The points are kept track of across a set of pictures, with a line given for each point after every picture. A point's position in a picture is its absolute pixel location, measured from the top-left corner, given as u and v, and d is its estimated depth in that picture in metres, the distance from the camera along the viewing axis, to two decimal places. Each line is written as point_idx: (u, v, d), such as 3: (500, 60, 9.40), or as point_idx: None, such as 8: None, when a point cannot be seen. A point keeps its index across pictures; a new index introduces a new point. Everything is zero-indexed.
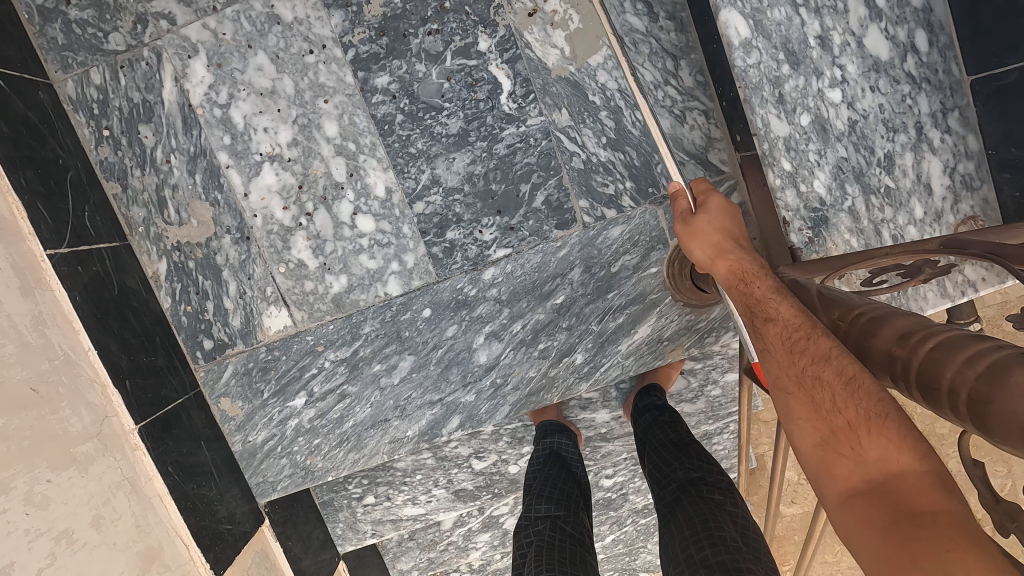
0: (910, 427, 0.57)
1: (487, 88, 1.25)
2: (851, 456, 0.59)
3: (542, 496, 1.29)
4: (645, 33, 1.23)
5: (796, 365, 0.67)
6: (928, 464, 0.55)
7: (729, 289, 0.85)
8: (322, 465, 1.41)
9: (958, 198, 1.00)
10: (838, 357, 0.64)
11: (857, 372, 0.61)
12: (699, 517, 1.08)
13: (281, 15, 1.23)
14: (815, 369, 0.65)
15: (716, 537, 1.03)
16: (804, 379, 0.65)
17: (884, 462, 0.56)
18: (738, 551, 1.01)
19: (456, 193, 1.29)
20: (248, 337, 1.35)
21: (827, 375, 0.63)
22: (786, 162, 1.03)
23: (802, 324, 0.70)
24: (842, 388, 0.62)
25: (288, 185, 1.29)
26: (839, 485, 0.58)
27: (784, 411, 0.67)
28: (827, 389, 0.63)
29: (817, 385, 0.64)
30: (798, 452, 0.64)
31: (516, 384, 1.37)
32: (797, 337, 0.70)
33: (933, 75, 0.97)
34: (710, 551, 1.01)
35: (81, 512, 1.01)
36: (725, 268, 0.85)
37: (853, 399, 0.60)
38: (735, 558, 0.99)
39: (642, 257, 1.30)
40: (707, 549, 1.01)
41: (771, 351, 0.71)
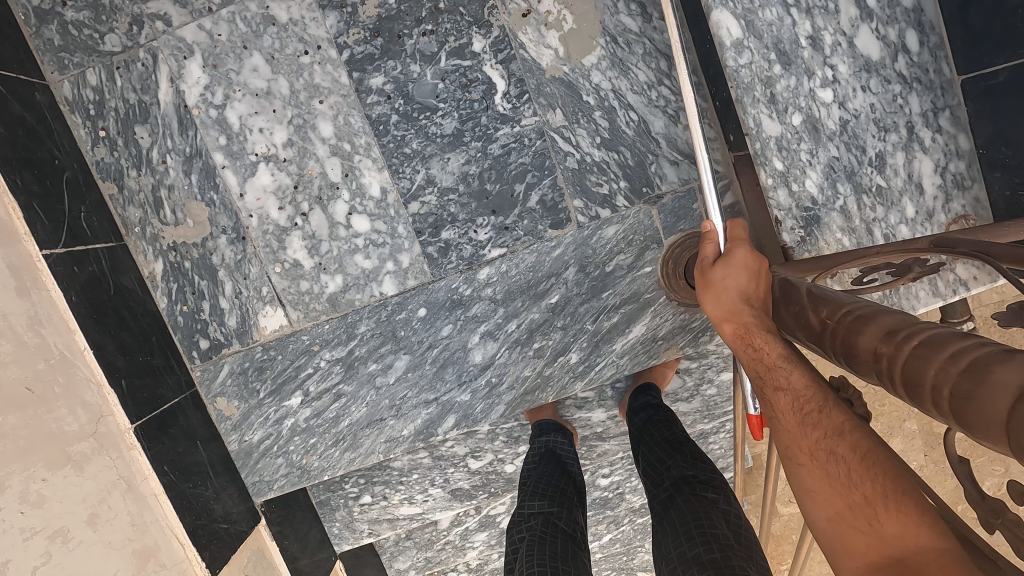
0: (925, 503, 0.55)
1: (481, 89, 1.25)
2: (869, 533, 0.57)
3: (535, 493, 1.30)
4: (639, 33, 1.24)
5: (807, 436, 0.65)
6: (949, 543, 0.53)
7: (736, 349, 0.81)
8: (318, 464, 1.41)
9: (949, 197, 1.01)
10: (853, 431, 0.62)
11: (873, 449, 0.59)
12: (692, 515, 1.08)
13: (277, 16, 1.23)
14: (827, 443, 0.63)
15: (709, 535, 1.03)
16: (817, 451, 0.63)
17: (904, 540, 0.54)
18: (730, 549, 1.01)
19: (450, 194, 1.29)
20: (244, 337, 1.35)
21: (840, 449, 0.62)
22: (778, 161, 1.03)
23: (814, 395, 0.68)
24: (860, 469, 0.59)
25: (283, 186, 1.29)
26: (861, 566, 0.56)
27: (797, 483, 0.65)
28: (841, 464, 0.61)
29: (830, 459, 0.62)
30: (816, 528, 0.62)
31: (511, 383, 1.37)
32: (808, 405, 0.67)
33: (924, 75, 0.98)
34: (702, 549, 1.01)
35: (77, 511, 1.02)
36: (732, 329, 0.83)
37: (867, 475, 0.59)
38: (727, 556, 0.99)
39: (636, 257, 1.30)
40: (699, 547, 1.02)
41: (782, 421, 0.69)
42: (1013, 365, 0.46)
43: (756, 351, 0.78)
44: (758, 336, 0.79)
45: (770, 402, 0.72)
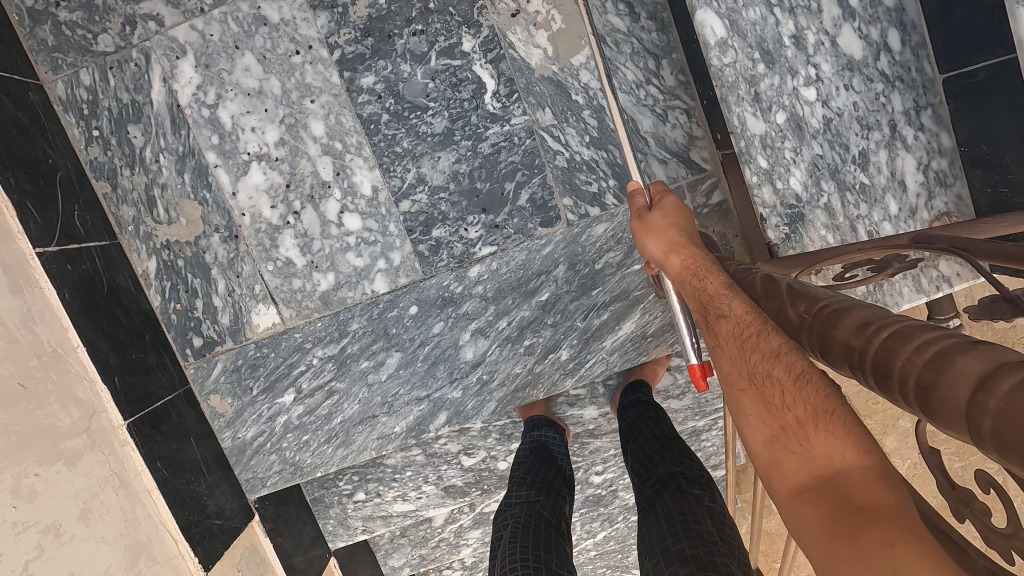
0: (853, 418, 0.60)
1: (471, 88, 1.27)
2: (800, 451, 0.62)
3: (522, 482, 1.31)
4: (627, 33, 1.25)
5: (749, 363, 0.72)
6: (871, 460, 0.58)
7: (686, 288, 0.90)
8: (311, 461, 1.42)
9: (932, 194, 1.02)
10: (789, 354, 0.68)
11: (807, 368, 0.66)
12: (678, 511, 1.09)
13: (268, 16, 1.25)
14: (765, 367, 0.69)
15: (693, 531, 1.04)
16: (757, 376, 0.70)
17: (830, 457, 0.60)
18: (714, 545, 1.02)
19: (441, 192, 1.31)
20: (237, 335, 1.36)
21: (777, 371, 0.68)
22: (763, 159, 1.04)
23: (755, 322, 0.75)
24: (793, 384, 0.66)
25: (275, 184, 1.30)
26: (793, 485, 0.61)
27: (740, 408, 0.71)
28: (777, 387, 0.67)
29: (768, 382, 0.68)
30: (754, 448, 0.68)
31: (502, 380, 1.38)
32: (751, 334, 0.74)
33: (906, 74, 0.99)
34: (686, 545, 1.03)
35: (69, 506, 1.03)
36: (678, 264, 0.90)
37: (800, 395, 0.65)
38: (710, 552, 1.00)
39: (625, 254, 1.31)
40: (683, 542, 1.03)
41: (727, 352, 0.76)
42: (975, 356, 0.47)
43: (701, 286, 0.87)
44: (703, 274, 0.88)
45: (716, 330, 0.80)
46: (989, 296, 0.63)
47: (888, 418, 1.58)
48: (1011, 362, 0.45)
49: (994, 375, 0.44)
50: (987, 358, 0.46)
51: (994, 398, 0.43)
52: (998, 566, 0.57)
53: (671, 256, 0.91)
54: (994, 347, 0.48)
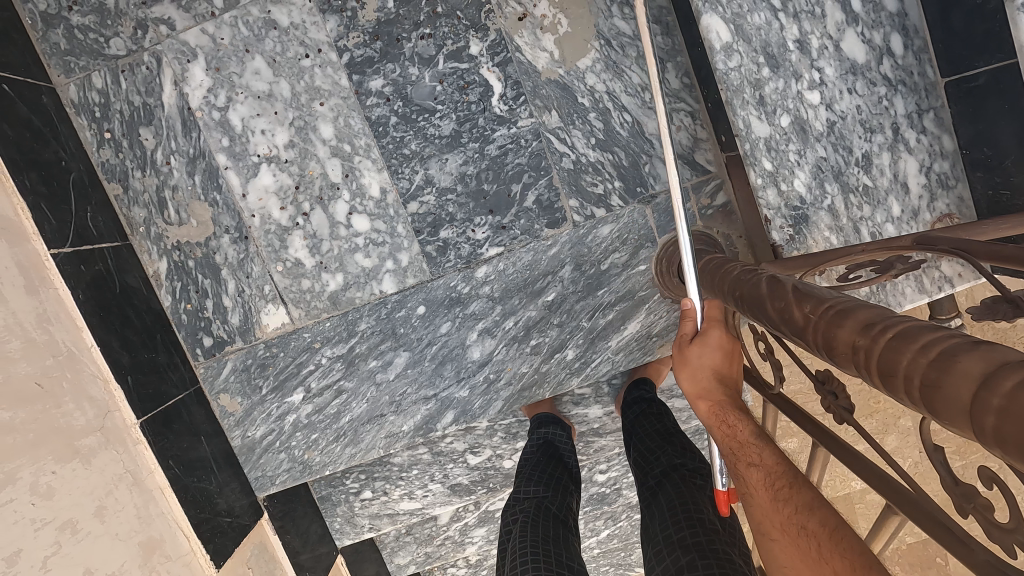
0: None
1: (478, 91, 1.28)
2: None
3: (529, 478, 1.34)
4: (632, 37, 1.26)
5: (780, 513, 0.65)
6: None
7: (711, 428, 0.78)
8: (319, 459, 1.44)
9: (934, 196, 1.04)
10: (825, 509, 0.62)
11: (842, 528, 0.59)
12: (680, 500, 1.11)
13: (278, 20, 1.26)
14: (801, 520, 0.63)
15: (694, 519, 1.06)
16: (789, 526, 0.64)
17: None
18: (715, 533, 1.03)
19: (449, 194, 1.32)
20: (247, 334, 1.38)
21: (814, 527, 0.61)
22: (767, 161, 1.05)
23: (785, 472, 0.67)
24: (830, 544, 0.59)
25: (285, 186, 1.32)
26: None
27: (773, 561, 0.65)
28: (813, 542, 0.61)
29: (804, 536, 0.62)
30: None
31: (509, 380, 1.40)
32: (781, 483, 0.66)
33: (909, 78, 1.01)
34: (688, 532, 1.04)
35: (85, 503, 1.04)
36: (709, 409, 0.78)
37: (838, 556, 0.58)
38: (711, 540, 1.02)
39: (631, 255, 1.33)
40: (685, 530, 1.05)
41: (753, 498, 0.69)
42: (978, 355, 0.49)
43: (731, 430, 0.75)
44: (733, 414, 0.76)
45: (740, 474, 0.72)
46: (990, 297, 0.64)
47: (888, 416, 1.60)
48: (1014, 361, 0.46)
49: (997, 374, 0.46)
50: (990, 357, 0.48)
51: (998, 395, 0.45)
52: (998, 559, 0.58)
53: (702, 400, 0.79)
54: (996, 346, 0.49)
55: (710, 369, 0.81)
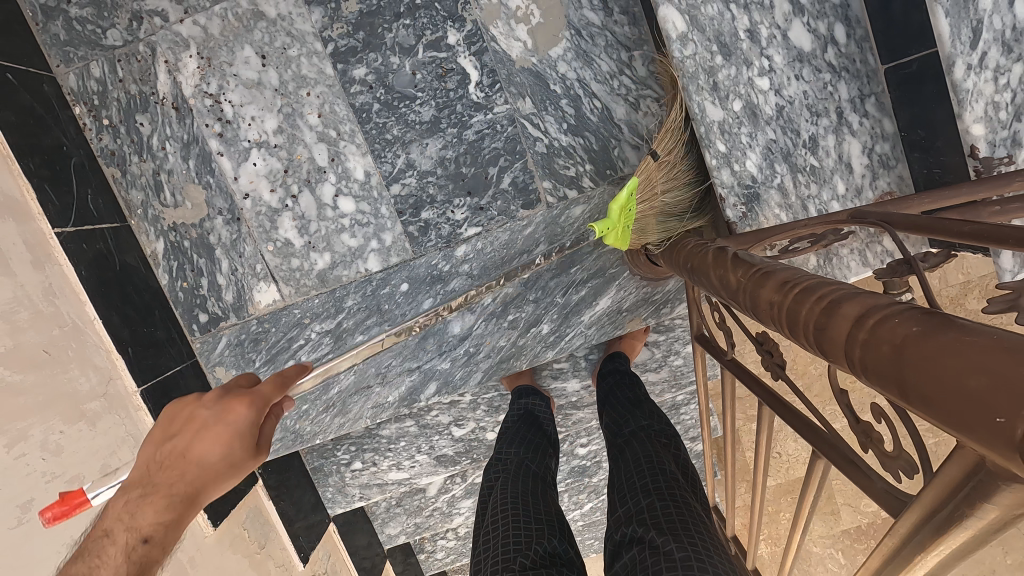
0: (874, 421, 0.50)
1: (457, 78, 1.36)
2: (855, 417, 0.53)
3: (511, 440, 1.42)
4: (601, 27, 1.32)
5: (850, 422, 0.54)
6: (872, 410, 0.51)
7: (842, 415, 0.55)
8: (310, 429, 1.53)
9: (876, 175, 1.12)
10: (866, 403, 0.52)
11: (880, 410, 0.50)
12: (645, 454, 1.20)
13: (265, 12, 1.33)
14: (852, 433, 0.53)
15: (657, 468, 1.15)
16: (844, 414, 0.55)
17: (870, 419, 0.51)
18: (674, 480, 1.12)
19: (429, 176, 1.40)
20: (240, 311, 1.46)
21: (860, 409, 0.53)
22: (721, 144, 1.13)
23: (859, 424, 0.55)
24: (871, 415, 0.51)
25: (274, 170, 1.40)
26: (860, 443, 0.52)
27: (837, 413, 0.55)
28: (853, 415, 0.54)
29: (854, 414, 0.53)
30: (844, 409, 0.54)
31: (487, 353, 1.49)
32: (132, 548, 0.79)
33: (851, 65, 1.08)
34: (651, 479, 1.12)
35: (91, 461, 1.14)
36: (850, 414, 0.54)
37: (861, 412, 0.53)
38: (670, 485, 1.10)
39: (602, 234, 1.41)
40: (647, 477, 1.13)
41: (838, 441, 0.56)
42: (856, 301, 0.57)
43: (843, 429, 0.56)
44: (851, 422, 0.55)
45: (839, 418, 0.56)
46: (895, 259, 0.72)
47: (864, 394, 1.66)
48: (880, 304, 0.55)
49: (866, 314, 0.54)
50: (864, 302, 0.56)
51: (863, 331, 0.53)
52: (893, 486, 0.67)
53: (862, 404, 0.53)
54: (873, 293, 0.57)
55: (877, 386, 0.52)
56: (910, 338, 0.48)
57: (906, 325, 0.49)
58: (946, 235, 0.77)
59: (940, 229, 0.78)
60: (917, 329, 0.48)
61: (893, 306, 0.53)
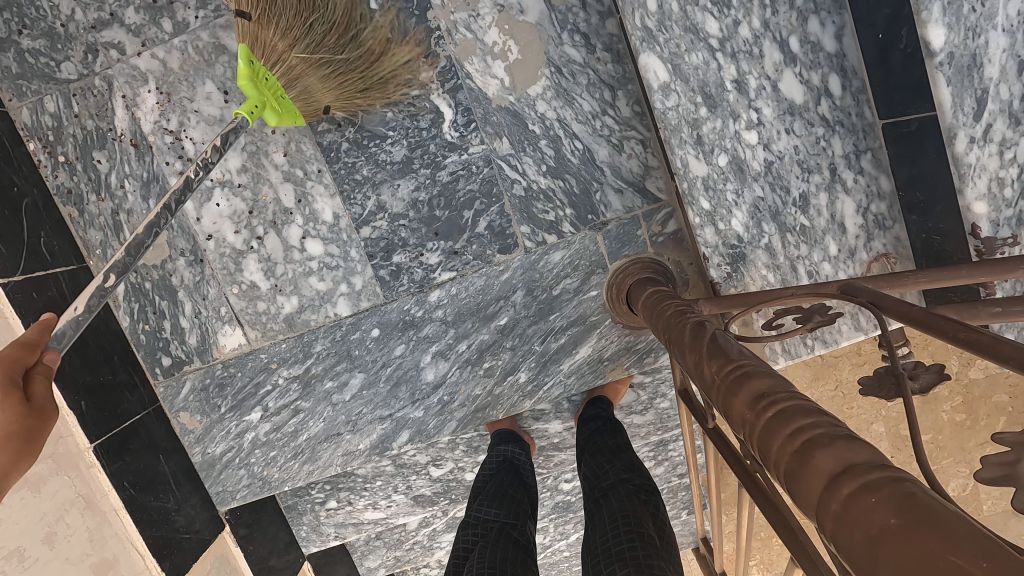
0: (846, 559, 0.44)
1: (430, 117, 1.28)
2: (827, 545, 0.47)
3: (494, 498, 1.36)
4: (583, 64, 1.24)
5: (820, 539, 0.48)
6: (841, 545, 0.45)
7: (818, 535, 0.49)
8: (278, 475, 1.47)
9: (871, 236, 1.04)
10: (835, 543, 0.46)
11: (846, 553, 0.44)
12: (622, 513, 1.10)
13: (227, 45, 1.25)
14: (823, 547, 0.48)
15: (634, 532, 1.04)
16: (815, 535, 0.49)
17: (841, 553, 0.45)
18: (653, 547, 1.02)
19: (401, 219, 1.33)
20: (204, 354, 1.40)
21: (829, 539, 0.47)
22: (705, 201, 1.09)
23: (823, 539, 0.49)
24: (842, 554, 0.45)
25: (238, 211, 1.33)
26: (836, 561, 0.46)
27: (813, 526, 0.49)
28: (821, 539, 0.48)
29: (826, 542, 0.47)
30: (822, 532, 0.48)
31: (462, 401, 1.42)
32: None
33: (846, 118, 1.00)
34: (627, 546, 1.02)
35: (34, 530, 1.12)
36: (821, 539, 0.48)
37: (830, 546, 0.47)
38: (648, 555, 1.00)
39: (582, 280, 1.34)
40: (624, 543, 1.03)
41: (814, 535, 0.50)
42: (831, 452, 0.50)
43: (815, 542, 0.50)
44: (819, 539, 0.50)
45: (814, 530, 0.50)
46: (881, 367, 0.64)
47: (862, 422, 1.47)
48: (858, 465, 0.48)
49: (841, 477, 0.47)
50: (841, 457, 0.49)
51: (836, 500, 0.47)
52: None
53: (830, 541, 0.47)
54: (851, 443, 0.51)
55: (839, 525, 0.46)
56: (886, 533, 0.41)
57: (884, 512, 0.42)
58: (940, 336, 0.69)
59: (932, 328, 0.70)
60: (894, 522, 0.41)
61: (872, 474, 0.46)
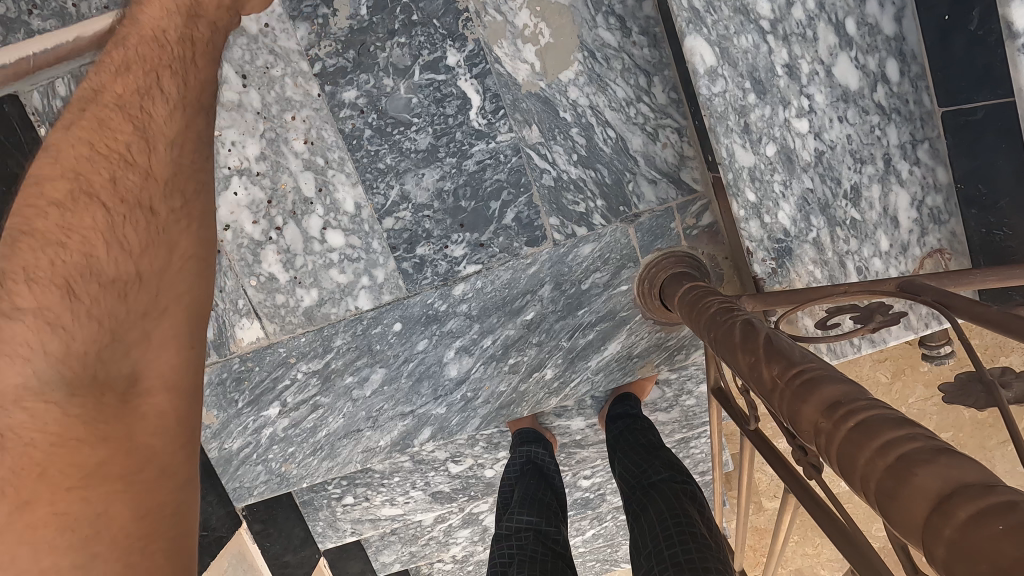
0: None
1: (456, 104, 1.23)
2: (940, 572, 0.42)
3: (523, 505, 1.32)
4: (618, 49, 1.19)
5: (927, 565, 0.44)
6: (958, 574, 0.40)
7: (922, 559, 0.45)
8: (297, 472, 1.44)
9: (925, 230, 0.98)
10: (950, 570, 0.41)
11: None
12: (669, 512, 1.05)
13: (246, 27, 1.19)
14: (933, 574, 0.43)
15: (686, 532, 0.99)
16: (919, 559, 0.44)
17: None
18: (708, 549, 0.96)
19: (425, 210, 1.28)
20: (222, 348, 1.35)
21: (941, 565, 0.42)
22: (751, 193, 1.04)
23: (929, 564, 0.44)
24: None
25: (256, 200, 1.27)
26: None
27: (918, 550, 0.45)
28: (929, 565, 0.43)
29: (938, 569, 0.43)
30: (934, 558, 0.43)
31: (486, 398, 1.38)
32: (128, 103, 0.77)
33: (903, 106, 0.94)
34: (680, 549, 0.97)
35: None
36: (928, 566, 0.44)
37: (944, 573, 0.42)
38: (704, 557, 0.95)
39: (613, 274, 1.29)
40: (677, 546, 0.98)
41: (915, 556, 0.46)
42: (935, 469, 0.46)
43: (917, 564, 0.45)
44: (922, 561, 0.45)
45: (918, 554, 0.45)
46: (964, 374, 0.59)
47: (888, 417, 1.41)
48: (970, 485, 0.43)
49: (952, 500, 0.43)
50: (948, 475, 0.45)
51: (949, 526, 0.42)
52: None
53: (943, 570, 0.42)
54: (956, 460, 0.46)
55: (955, 552, 0.41)
56: (1022, 567, 0.36)
57: (1014, 543, 0.37)
58: (1022, 338, 0.64)
59: (1012, 330, 0.65)
60: None
61: (989, 497, 0.41)
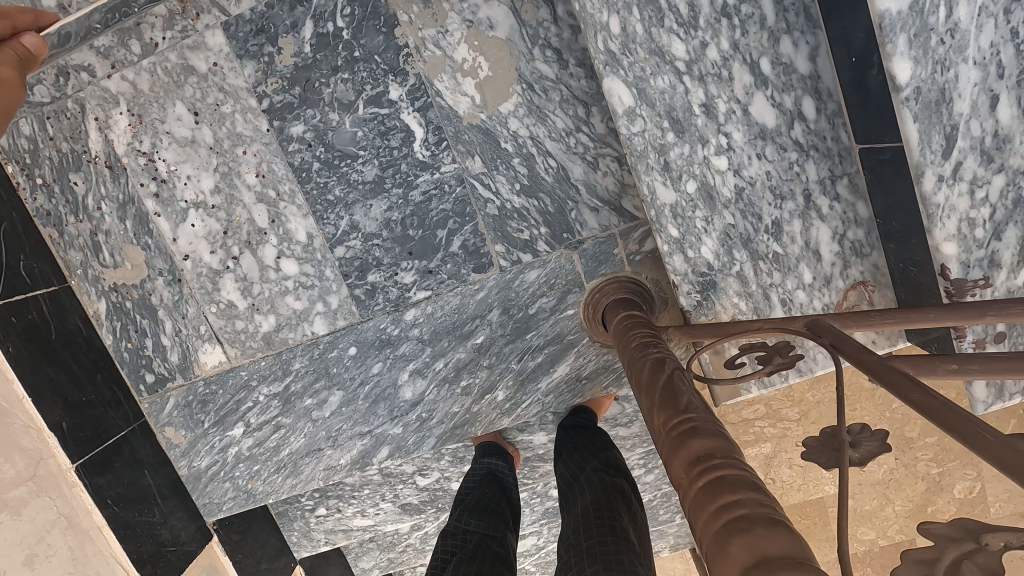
0: None
1: (400, 136, 1.26)
2: None
3: (474, 510, 1.36)
4: (555, 80, 1.20)
5: None
6: None
7: None
8: (263, 489, 1.49)
9: (848, 263, 1.00)
10: None
11: None
12: (596, 506, 1.08)
13: (195, 66, 1.24)
14: None
15: (606, 525, 1.02)
16: None
17: None
18: (625, 543, 0.99)
19: (374, 238, 1.32)
20: (186, 372, 1.42)
21: None
22: (673, 228, 1.07)
23: None
24: None
25: (213, 231, 1.33)
26: None
27: None
28: None
29: None
30: None
31: (440, 418, 1.42)
32: None
33: (821, 143, 0.95)
34: (596, 540, 1.00)
35: (14, 554, 1.15)
36: None
37: None
38: (618, 548, 0.98)
39: (559, 300, 1.32)
40: (594, 538, 1.01)
41: None
42: (749, 540, 0.49)
43: None
44: None
45: None
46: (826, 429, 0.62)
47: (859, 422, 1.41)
48: (771, 559, 0.46)
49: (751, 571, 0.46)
50: (756, 548, 0.48)
51: None
52: None
53: None
54: (769, 531, 0.49)
55: None
56: None
57: None
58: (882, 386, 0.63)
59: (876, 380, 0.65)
60: None
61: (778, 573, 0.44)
